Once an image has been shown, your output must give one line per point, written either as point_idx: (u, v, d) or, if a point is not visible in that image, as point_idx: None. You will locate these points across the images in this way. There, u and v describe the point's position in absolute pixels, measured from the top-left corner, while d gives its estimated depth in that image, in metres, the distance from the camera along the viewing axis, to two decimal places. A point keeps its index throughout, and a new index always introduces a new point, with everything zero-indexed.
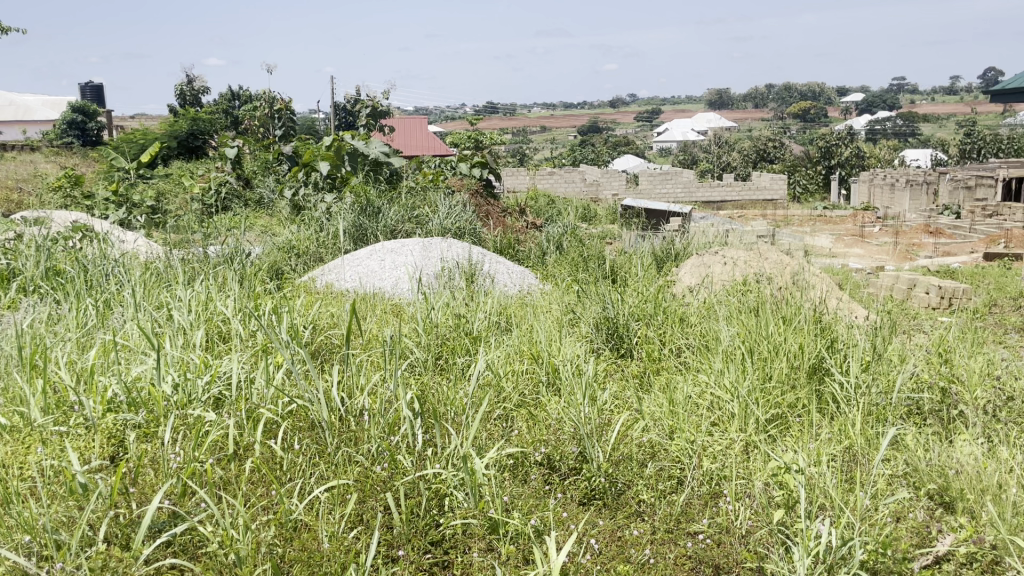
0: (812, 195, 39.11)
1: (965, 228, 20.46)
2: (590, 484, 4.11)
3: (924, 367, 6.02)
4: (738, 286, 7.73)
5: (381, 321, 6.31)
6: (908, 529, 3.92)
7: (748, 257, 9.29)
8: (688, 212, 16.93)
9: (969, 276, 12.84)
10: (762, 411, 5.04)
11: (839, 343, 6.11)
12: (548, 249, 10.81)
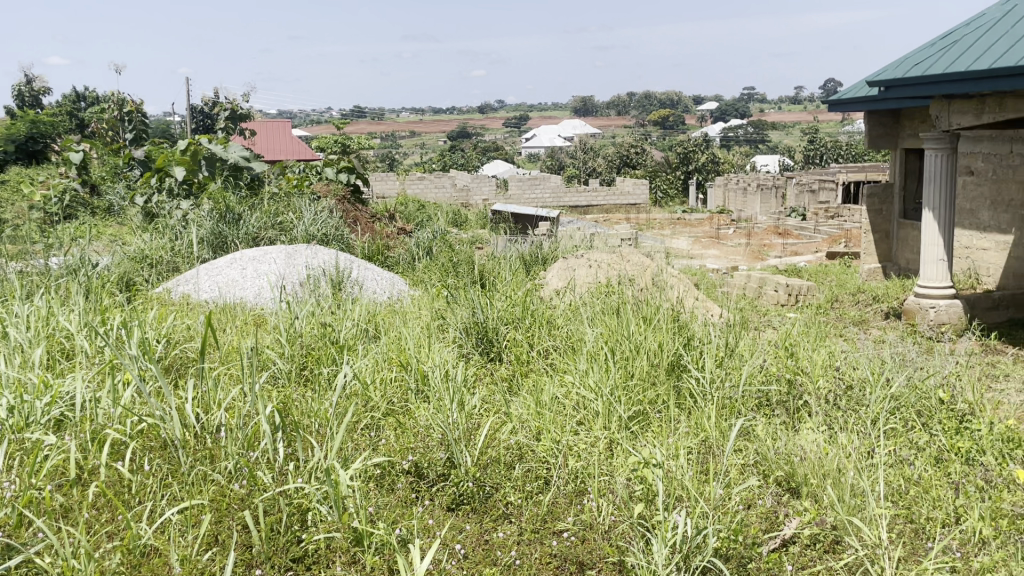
0: (672, 199, 40.75)
1: (810, 228, 21.87)
2: (457, 490, 4.10)
3: (772, 360, 6.41)
4: (602, 288, 7.96)
5: (241, 333, 6.10)
6: (757, 515, 4.14)
7: (611, 260, 9.58)
8: (556, 217, 17.29)
9: (813, 274, 13.75)
10: (625, 409, 5.21)
11: (696, 341, 6.40)
12: (417, 254, 10.76)
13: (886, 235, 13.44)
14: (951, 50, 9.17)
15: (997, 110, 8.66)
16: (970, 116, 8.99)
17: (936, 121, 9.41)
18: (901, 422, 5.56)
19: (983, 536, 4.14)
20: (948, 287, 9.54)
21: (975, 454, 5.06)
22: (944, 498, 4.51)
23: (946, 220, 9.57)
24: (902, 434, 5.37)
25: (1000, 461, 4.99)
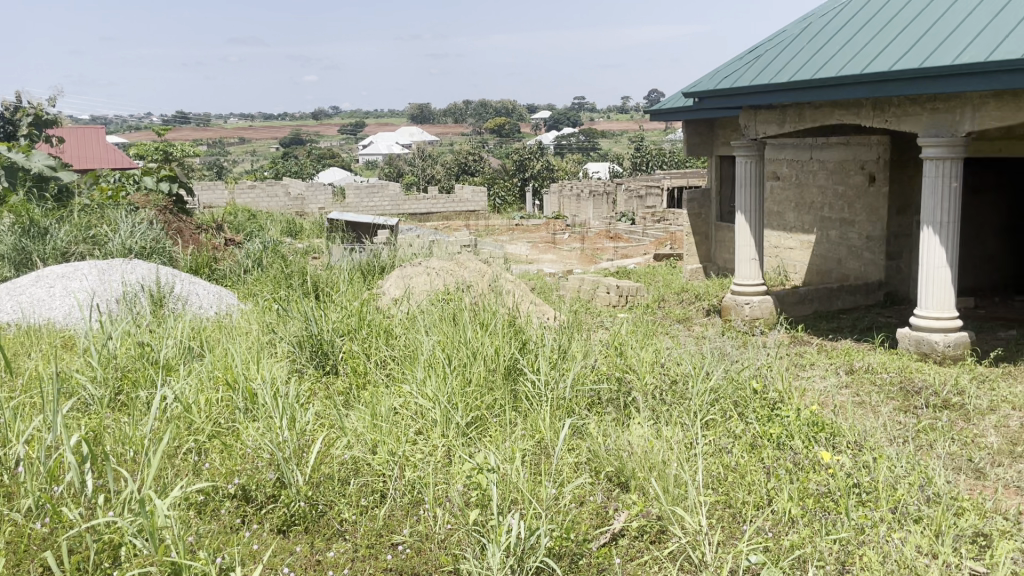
0: (510, 206, 41.49)
1: (640, 232, 22.92)
2: (288, 510, 3.98)
3: (603, 360, 6.66)
4: (440, 295, 7.98)
5: (46, 358, 5.64)
6: (588, 512, 4.31)
7: (448, 267, 9.62)
8: (394, 225, 17.16)
9: (643, 275, 14.43)
10: (462, 415, 5.24)
11: (531, 344, 6.55)
12: (247, 266, 10.35)
13: (706, 237, 14.29)
14: (756, 63, 9.91)
15: (797, 119, 9.47)
16: (774, 125, 9.77)
17: (745, 129, 10.19)
18: (720, 412, 5.93)
19: (792, 516, 4.49)
20: (760, 285, 10.26)
21: (784, 439, 5.47)
22: (758, 483, 4.85)
23: (756, 223, 10.30)
24: (721, 425, 5.72)
25: (805, 444, 5.43)
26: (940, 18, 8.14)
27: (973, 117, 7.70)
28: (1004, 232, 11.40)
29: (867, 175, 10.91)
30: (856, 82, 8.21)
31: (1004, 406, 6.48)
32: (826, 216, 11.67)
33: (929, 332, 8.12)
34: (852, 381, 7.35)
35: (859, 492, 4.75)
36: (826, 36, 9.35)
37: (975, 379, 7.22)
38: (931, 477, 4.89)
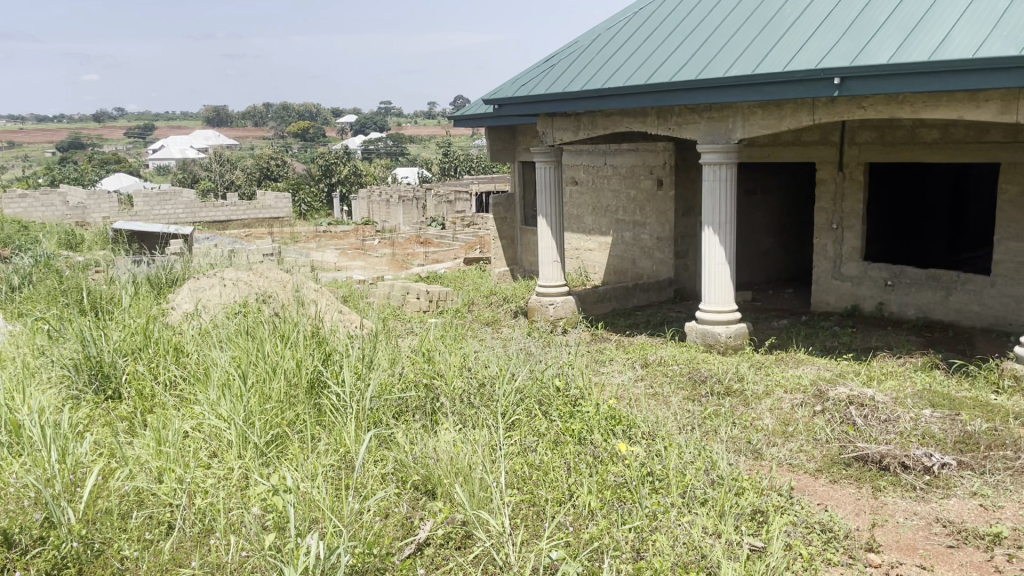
0: (317, 213, 40.41)
1: (449, 236, 23.07)
2: (59, 553, 3.62)
3: (410, 367, 6.60)
4: (237, 308, 7.59)
5: None
6: (392, 524, 4.27)
7: (246, 277, 9.19)
8: (189, 233, 16.19)
9: (452, 280, 14.52)
10: (260, 435, 5.01)
11: (334, 355, 6.37)
12: (16, 284, 9.36)
13: (512, 241, 14.64)
14: (551, 72, 10.25)
15: (590, 126, 9.89)
16: (570, 132, 10.15)
17: (543, 136, 10.49)
18: (524, 412, 6.05)
19: (592, 509, 4.67)
20: (562, 286, 10.61)
21: (585, 434, 5.68)
22: (560, 479, 5.01)
23: (557, 226, 10.64)
24: (525, 424, 5.85)
25: (604, 437, 5.67)
26: (713, 33, 8.80)
27: (743, 125, 8.39)
28: (775, 230, 12.53)
29: (656, 179, 11.60)
30: (641, 91, 8.69)
31: (778, 389, 7.10)
32: (621, 218, 12.30)
33: (713, 325, 8.76)
34: (647, 374, 7.78)
35: (653, 479, 5.02)
36: (613, 47, 9.84)
37: (753, 367, 7.86)
38: (715, 461, 5.26)
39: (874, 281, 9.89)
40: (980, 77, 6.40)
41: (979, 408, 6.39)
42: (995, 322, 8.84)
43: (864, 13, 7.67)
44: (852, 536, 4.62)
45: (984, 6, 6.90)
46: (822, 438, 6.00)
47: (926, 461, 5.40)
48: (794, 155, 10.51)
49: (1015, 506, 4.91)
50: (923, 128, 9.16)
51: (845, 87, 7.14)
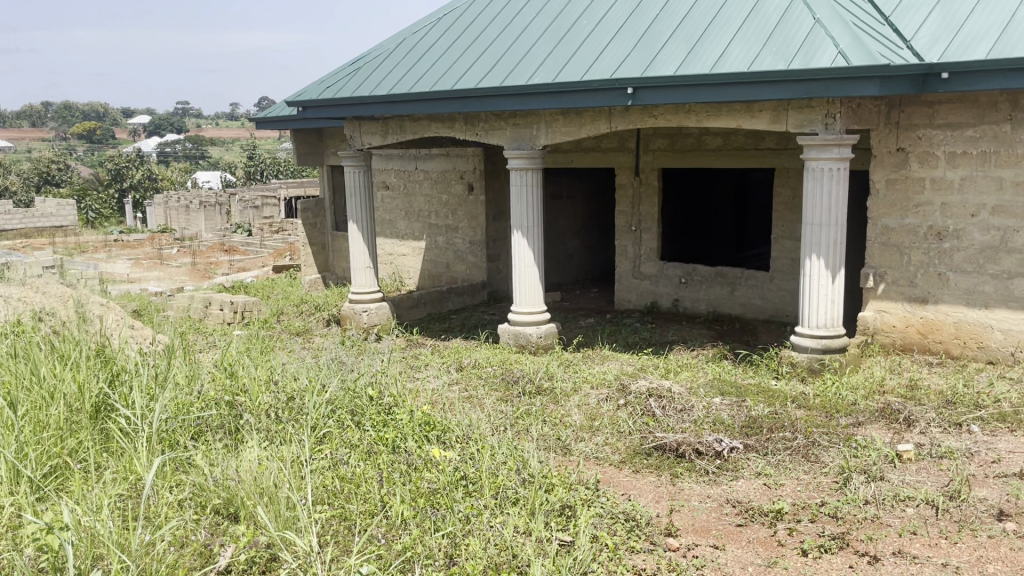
0: (107, 221, 37.47)
1: (257, 243, 22.12)
2: None
3: (211, 385, 6.23)
4: (8, 328, 6.85)
5: None
6: (188, 554, 4.03)
7: (20, 293, 8.34)
8: None
9: (259, 288, 13.92)
10: (35, 468, 4.56)
11: (124, 374, 5.90)
12: None
13: (322, 247, 14.20)
14: (356, 76, 10.08)
15: (398, 131, 9.82)
16: (378, 136, 10.03)
17: (351, 140, 10.28)
18: (335, 424, 5.87)
19: (404, 518, 4.62)
20: (374, 292, 10.45)
21: (398, 442, 5.60)
22: (371, 490, 4.91)
23: (367, 231, 10.47)
24: (336, 436, 5.69)
25: (418, 444, 5.62)
26: (515, 41, 9.01)
27: (547, 131, 8.65)
28: (580, 233, 13.03)
29: (466, 184, 11.71)
30: (447, 96, 8.74)
31: (584, 386, 7.37)
32: (433, 223, 12.33)
33: (524, 326, 8.95)
34: (461, 378, 7.81)
35: (466, 483, 5.05)
36: (419, 52, 9.83)
37: (562, 365, 8.11)
38: (526, 460, 5.37)
39: (670, 279, 10.53)
40: (753, 90, 6.98)
41: (762, 394, 6.95)
42: (774, 314, 9.67)
43: (653, 26, 8.14)
44: (654, 523, 4.86)
45: (755, 23, 7.53)
46: (625, 430, 6.29)
47: (716, 446, 5.80)
48: (595, 161, 10.98)
49: (794, 482, 5.38)
50: (709, 136, 9.87)
51: (637, 96, 7.54)
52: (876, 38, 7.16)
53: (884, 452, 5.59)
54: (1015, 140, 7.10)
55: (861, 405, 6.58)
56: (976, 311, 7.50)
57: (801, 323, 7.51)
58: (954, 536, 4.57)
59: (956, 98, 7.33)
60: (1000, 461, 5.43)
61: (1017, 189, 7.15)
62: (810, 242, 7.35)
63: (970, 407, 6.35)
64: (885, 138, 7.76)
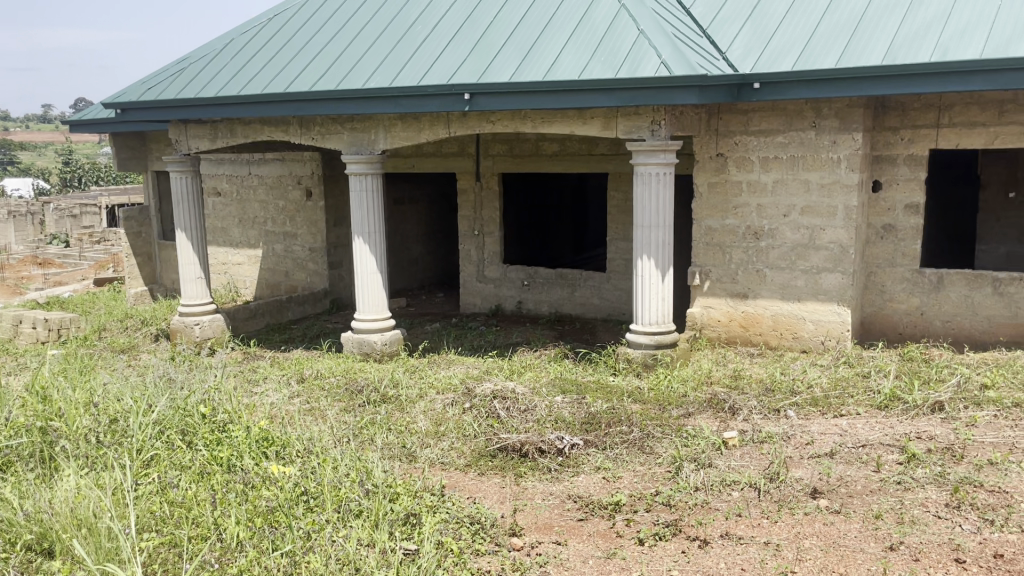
0: None
1: (75, 255, 20.57)
2: None
3: (20, 411, 5.74)
4: None
5: None
6: None
7: None
8: None
9: (78, 303, 12.95)
10: None
11: None
12: None
13: (149, 257, 13.41)
14: (181, 77, 9.58)
15: (228, 135, 9.41)
16: (206, 140, 9.57)
17: (177, 144, 9.76)
18: (163, 445, 5.54)
19: (240, 539, 4.44)
20: (208, 304, 9.94)
21: (234, 460, 5.35)
22: (204, 513, 4.67)
23: (197, 240, 9.95)
24: (165, 458, 5.38)
25: (255, 461, 5.38)
26: (350, 44, 8.86)
27: (384, 136, 8.56)
28: (423, 238, 13.00)
29: (304, 190, 11.40)
30: (279, 100, 8.47)
31: (430, 391, 7.34)
32: (270, 230, 11.91)
33: (368, 333, 8.80)
34: (302, 391, 7.58)
35: (307, 499, 4.90)
36: (248, 53, 9.47)
37: (407, 372, 8.04)
38: (369, 471, 5.27)
39: (513, 282, 10.69)
40: (585, 97, 7.22)
41: (600, 390, 7.19)
42: (612, 313, 10.03)
43: (487, 33, 8.24)
44: (498, 524, 4.91)
45: (585, 33, 7.78)
46: (470, 433, 6.31)
47: (558, 443, 5.93)
48: (435, 166, 10.98)
49: (631, 474, 5.60)
50: (545, 142, 10.11)
51: (474, 102, 7.61)
52: (696, 49, 7.59)
53: (712, 440, 5.93)
54: (819, 146, 7.73)
55: (691, 397, 6.95)
56: (791, 304, 8.10)
57: (636, 321, 7.84)
58: (775, 515, 4.91)
59: (767, 106, 7.90)
60: (813, 442, 5.88)
61: (822, 191, 7.79)
62: (642, 243, 7.68)
63: (787, 394, 6.85)
64: (706, 143, 8.24)
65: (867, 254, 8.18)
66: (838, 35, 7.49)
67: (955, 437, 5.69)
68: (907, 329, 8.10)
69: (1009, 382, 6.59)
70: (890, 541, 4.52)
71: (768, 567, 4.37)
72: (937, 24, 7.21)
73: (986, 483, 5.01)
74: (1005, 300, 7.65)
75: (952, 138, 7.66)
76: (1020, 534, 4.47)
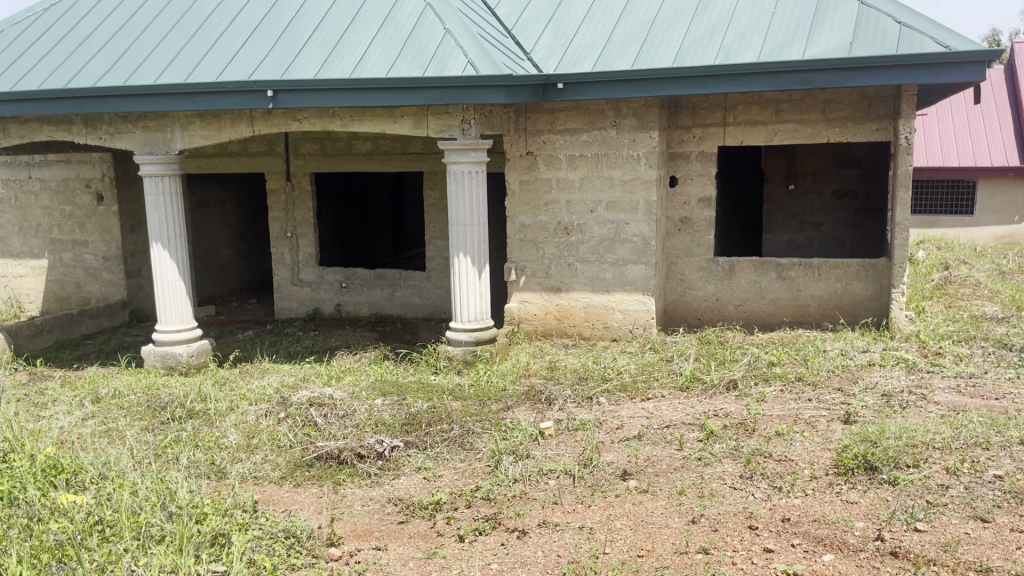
0: None
1: None
2: None
3: None
4: None
5: None
6: None
7: None
8: None
9: None
10: None
11: None
12: None
13: None
14: None
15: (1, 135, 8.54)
16: None
17: None
18: None
19: None
20: None
21: (15, 494, 4.87)
22: None
23: None
24: None
25: (41, 492, 4.92)
26: (139, 38, 8.28)
27: (182, 136, 8.07)
28: (232, 242, 12.40)
29: (95, 194, 10.55)
30: (59, 98, 7.78)
31: (241, 403, 6.99)
32: (57, 238, 10.93)
33: (172, 346, 8.27)
34: (98, 411, 7.01)
35: (101, 528, 4.54)
36: (21, 46, 8.63)
37: (216, 384, 7.63)
38: (172, 493, 4.96)
39: (330, 284, 10.41)
40: (393, 95, 7.14)
41: (420, 389, 7.16)
42: (432, 311, 10.03)
43: (289, 28, 7.97)
44: (315, 535, 4.77)
45: (390, 31, 7.71)
46: (285, 444, 6.08)
47: (378, 447, 5.84)
48: (242, 166, 10.49)
49: (451, 472, 5.62)
50: (358, 140, 9.93)
51: (278, 99, 7.31)
52: (500, 49, 7.73)
53: (530, 431, 6.06)
54: (620, 144, 8.12)
55: (510, 390, 7.08)
56: (601, 295, 8.44)
57: (454, 319, 7.87)
58: (588, 500, 5.09)
59: (571, 106, 8.19)
60: (623, 426, 6.17)
61: (625, 186, 8.18)
62: (457, 241, 7.71)
63: (599, 381, 7.13)
64: (516, 142, 8.42)
65: (667, 246, 8.67)
66: (632, 38, 7.88)
67: (747, 412, 6.15)
68: (704, 315, 8.67)
69: (793, 358, 7.22)
70: (692, 515, 4.81)
71: (583, 551, 4.52)
72: (720, 29, 7.75)
73: (774, 453, 5.45)
74: (787, 284, 8.37)
75: (737, 136, 8.29)
76: (804, 497, 4.90)
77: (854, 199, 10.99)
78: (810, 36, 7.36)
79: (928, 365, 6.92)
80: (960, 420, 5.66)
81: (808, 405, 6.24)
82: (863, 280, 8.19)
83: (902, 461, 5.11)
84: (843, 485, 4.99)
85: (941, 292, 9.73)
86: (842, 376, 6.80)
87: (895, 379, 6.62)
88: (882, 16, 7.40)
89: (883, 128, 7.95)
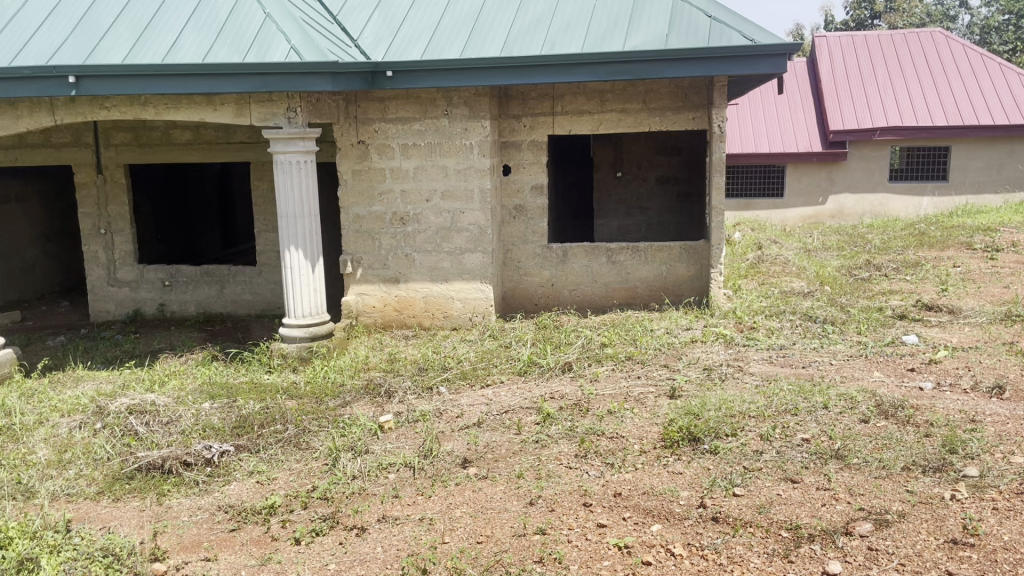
0: None
1: None
2: None
3: None
4: None
5: None
6: None
7: None
8: None
9: None
10: None
11: None
12: None
13: None
14: None
15: None
16: None
17: None
18: None
19: None
20: None
21: None
22: None
23: None
24: None
25: None
26: None
27: None
28: (37, 241, 11.40)
29: None
30: None
31: (52, 416, 6.44)
32: None
33: None
34: None
35: None
36: None
37: (22, 396, 6.98)
38: None
39: (151, 283, 9.79)
40: (211, 83, 6.77)
41: (252, 390, 6.87)
42: (266, 307, 9.67)
43: (94, 9, 7.39)
44: (136, 551, 4.48)
45: (206, 14, 7.31)
46: (102, 456, 5.66)
47: (205, 453, 5.56)
48: (46, 158, 9.65)
49: (286, 474, 5.44)
50: (176, 130, 9.38)
51: (81, 86, 6.75)
52: (325, 36, 7.52)
53: (368, 426, 5.97)
54: (453, 133, 8.13)
55: (348, 385, 6.94)
56: (439, 285, 8.42)
57: (287, 314, 7.61)
58: (429, 491, 5.08)
59: (402, 94, 8.10)
60: (462, 414, 6.20)
61: (458, 175, 8.19)
62: (287, 234, 7.42)
63: (439, 371, 7.12)
64: (346, 131, 8.22)
65: (503, 234, 8.78)
66: (460, 27, 7.89)
67: (581, 393, 6.34)
68: (540, 300, 8.86)
69: (623, 339, 7.52)
70: (529, 497, 4.90)
71: (422, 543, 4.50)
72: (544, 19, 7.90)
73: (607, 431, 5.65)
74: (616, 268, 8.69)
75: (565, 125, 8.50)
76: (633, 471, 5.11)
77: (676, 184, 11.58)
78: (629, 28, 7.65)
79: (744, 339, 7.40)
80: (772, 389, 6.10)
81: (637, 382, 6.53)
82: (685, 262, 8.65)
83: (721, 431, 5.44)
84: (669, 457, 5.25)
85: (755, 270, 10.42)
86: (668, 353, 7.15)
87: (715, 354, 7.04)
88: (694, 10, 7.79)
89: (699, 117, 8.39)
